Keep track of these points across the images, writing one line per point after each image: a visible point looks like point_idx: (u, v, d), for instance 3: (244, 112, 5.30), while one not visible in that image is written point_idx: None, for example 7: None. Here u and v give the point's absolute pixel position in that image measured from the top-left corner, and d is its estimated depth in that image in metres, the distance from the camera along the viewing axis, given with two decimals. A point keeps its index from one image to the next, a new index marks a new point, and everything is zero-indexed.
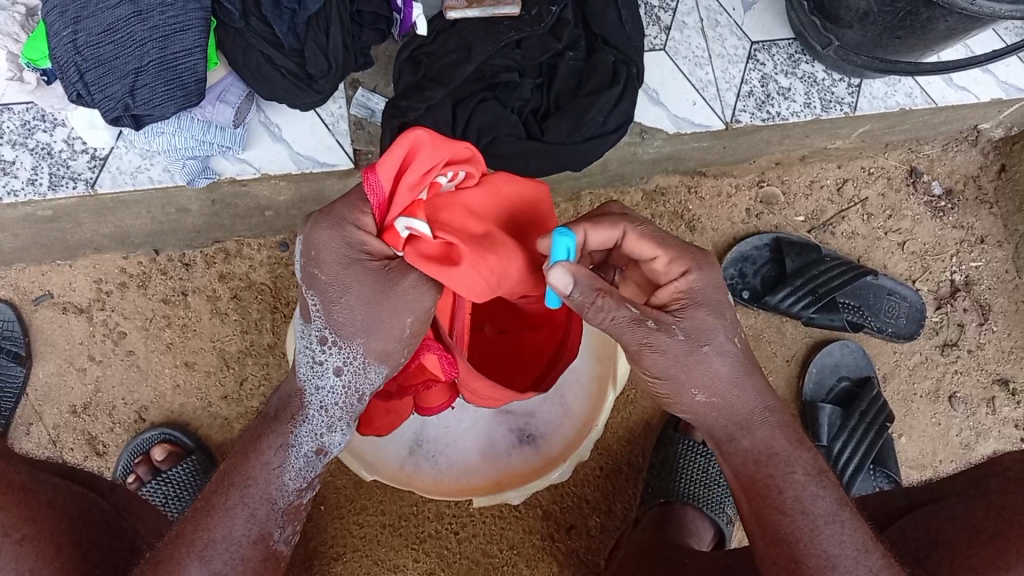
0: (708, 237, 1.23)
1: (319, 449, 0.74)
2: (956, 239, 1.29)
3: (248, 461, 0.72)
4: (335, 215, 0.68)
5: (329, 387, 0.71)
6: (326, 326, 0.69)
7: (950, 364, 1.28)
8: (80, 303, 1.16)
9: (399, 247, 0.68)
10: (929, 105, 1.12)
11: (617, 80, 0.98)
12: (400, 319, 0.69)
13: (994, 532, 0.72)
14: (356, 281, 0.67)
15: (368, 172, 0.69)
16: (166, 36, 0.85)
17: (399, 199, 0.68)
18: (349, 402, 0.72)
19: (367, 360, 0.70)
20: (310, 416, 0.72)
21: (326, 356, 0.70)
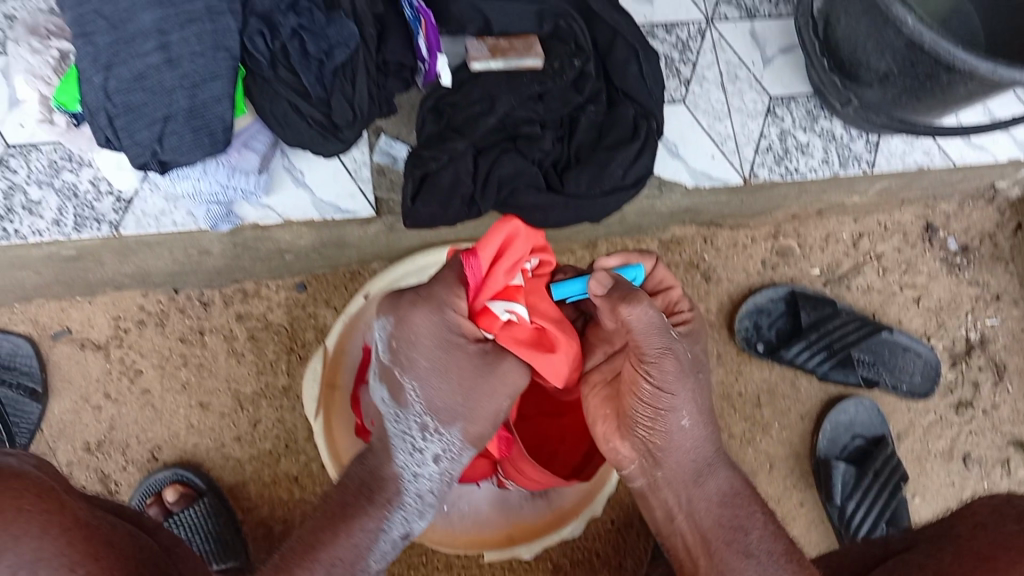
0: (723, 288, 1.24)
1: (404, 533, 0.79)
2: (971, 296, 1.29)
3: (337, 536, 0.73)
4: (435, 298, 0.75)
5: (425, 474, 0.79)
6: (428, 415, 0.77)
7: (965, 423, 1.27)
8: (98, 339, 1.17)
9: (493, 331, 0.77)
10: (947, 164, 1.13)
11: (637, 135, 1.00)
12: (494, 400, 0.78)
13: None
14: (456, 366, 0.76)
15: (471, 255, 0.77)
16: (195, 85, 0.85)
17: (495, 286, 0.77)
18: (439, 488, 0.81)
19: (462, 446, 0.79)
20: (405, 501, 0.78)
21: (426, 442, 0.78)
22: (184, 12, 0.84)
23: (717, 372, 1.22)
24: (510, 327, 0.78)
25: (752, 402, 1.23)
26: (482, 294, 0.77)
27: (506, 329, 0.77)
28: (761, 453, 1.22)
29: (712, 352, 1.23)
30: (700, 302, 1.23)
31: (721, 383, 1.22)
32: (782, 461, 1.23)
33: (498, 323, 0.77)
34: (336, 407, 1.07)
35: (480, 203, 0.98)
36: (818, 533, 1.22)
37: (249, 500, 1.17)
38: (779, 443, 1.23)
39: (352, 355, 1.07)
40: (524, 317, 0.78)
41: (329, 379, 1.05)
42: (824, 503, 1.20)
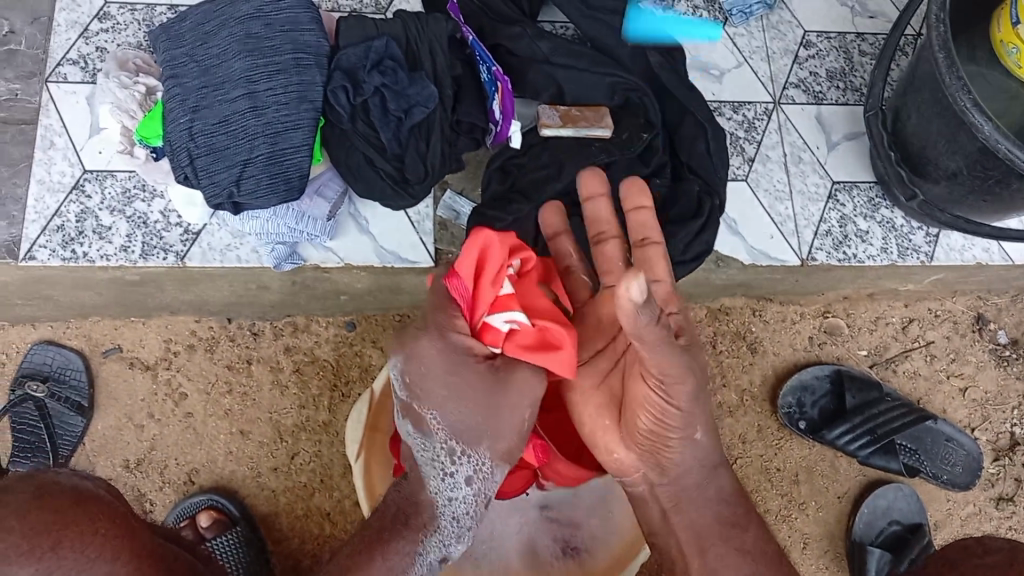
0: (768, 361, 1.23)
1: (441, 557, 0.76)
2: (1019, 390, 1.28)
3: (373, 560, 0.71)
4: (434, 324, 0.72)
5: (459, 497, 0.75)
6: (456, 437, 0.73)
7: (1004, 518, 1.25)
8: (147, 359, 1.18)
9: (499, 343, 0.74)
10: (1006, 262, 1.13)
11: (701, 213, 1.00)
12: (515, 411, 0.74)
13: None
14: (472, 385, 0.72)
15: (453, 277, 0.74)
16: (277, 133, 0.88)
17: (488, 297, 0.74)
18: (474, 511, 0.76)
19: (494, 464, 0.75)
20: (440, 527, 0.75)
21: (457, 467, 0.74)
22: (273, 63, 0.89)
23: (756, 446, 1.22)
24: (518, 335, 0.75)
25: (790, 478, 1.22)
26: (477, 312, 0.74)
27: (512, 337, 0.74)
28: (795, 531, 1.21)
29: (752, 424, 1.22)
30: (743, 373, 1.23)
31: (759, 456, 1.22)
32: (816, 541, 1.22)
33: (502, 334, 0.74)
34: (378, 449, 1.04)
35: None
36: None
37: (279, 532, 1.18)
38: (813, 522, 1.22)
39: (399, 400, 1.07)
40: (526, 323, 0.75)
41: (372, 422, 1.04)
42: None
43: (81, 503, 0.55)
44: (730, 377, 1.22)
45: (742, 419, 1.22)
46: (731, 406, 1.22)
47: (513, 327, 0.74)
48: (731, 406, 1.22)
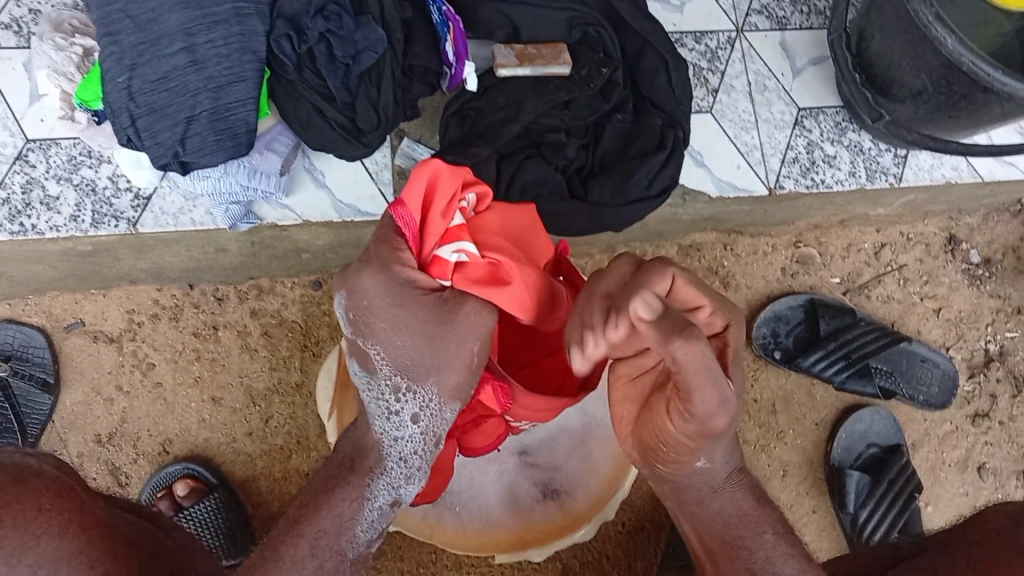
0: (742, 294, 1.22)
1: (394, 500, 0.73)
2: (992, 308, 1.28)
3: (318, 511, 0.69)
4: (376, 256, 0.67)
5: (406, 436, 0.71)
6: (399, 374, 0.68)
7: (980, 434, 1.26)
8: (111, 332, 1.15)
9: (447, 277, 0.71)
10: (976, 178, 1.12)
11: (663, 146, 0.98)
12: (466, 347, 0.69)
13: None
14: (416, 319, 0.67)
15: (399, 205, 0.70)
16: (219, 87, 0.85)
17: (436, 227, 0.71)
18: (427, 449, 0.72)
19: (442, 401, 0.70)
20: (388, 468, 0.71)
21: (402, 406, 0.69)
22: (211, 14, 0.84)
23: None
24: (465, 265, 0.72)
25: (767, 408, 1.22)
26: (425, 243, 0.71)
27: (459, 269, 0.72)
28: (774, 459, 1.22)
29: None
30: None
31: None
32: (796, 468, 1.23)
33: (449, 265, 0.72)
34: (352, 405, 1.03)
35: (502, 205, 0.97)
36: (828, 540, 1.22)
37: (259, 495, 1.17)
38: (793, 450, 1.23)
39: None
40: (475, 255, 0.73)
41: (342, 379, 1.02)
42: (836, 511, 1.20)
43: (22, 481, 0.57)
44: None
45: None
46: None
47: (460, 256, 0.72)
48: None
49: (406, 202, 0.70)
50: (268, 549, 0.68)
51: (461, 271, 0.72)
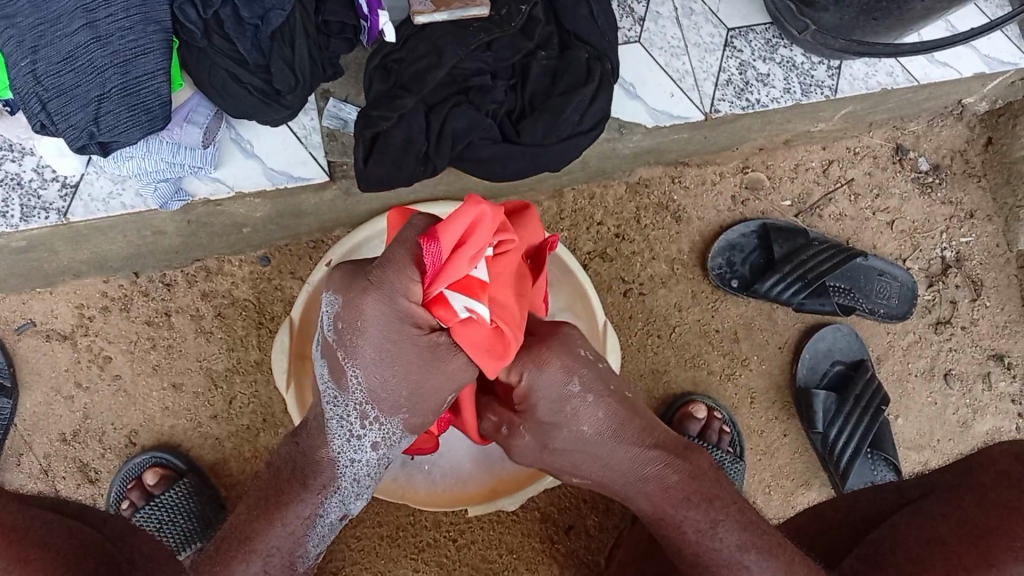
0: (694, 226, 1.22)
1: (342, 513, 0.80)
2: (945, 215, 1.28)
3: (268, 526, 0.75)
4: (386, 284, 0.65)
5: (362, 460, 0.77)
6: (368, 405, 0.72)
7: (944, 341, 1.27)
8: (63, 329, 1.13)
9: (446, 323, 0.68)
10: (911, 83, 1.13)
11: (591, 78, 0.97)
12: (439, 387, 0.72)
13: (985, 528, 0.68)
14: (400, 363, 0.69)
15: (431, 239, 0.65)
16: (127, 61, 0.83)
17: (457, 276, 0.66)
18: (377, 471, 0.79)
19: (403, 433, 0.76)
20: (341, 485, 0.78)
21: (364, 431, 0.75)
22: None
23: (693, 312, 1.21)
24: (470, 324, 0.69)
25: (730, 337, 1.22)
26: (438, 282, 0.66)
27: (463, 326, 0.68)
28: (741, 388, 1.23)
29: (686, 291, 1.21)
30: (671, 243, 1.21)
31: (697, 320, 1.21)
32: (763, 394, 1.23)
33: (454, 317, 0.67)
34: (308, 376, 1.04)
35: (435, 157, 0.95)
36: (802, 462, 1.23)
37: (231, 477, 1.16)
38: (759, 376, 1.23)
39: None
40: (483, 317, 0.69)
41: (298, 350, 1.02)
42: (806, 431, 1.21)
43: None
44: (658, 249, 1.20)
45: (676, 288, 1.21)
46: (663, 277, 1.21)
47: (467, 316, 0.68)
48: (663, 277, 1.21)
49: (438, 239, 0.65)
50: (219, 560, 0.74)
51: (464, 331, 0.69)
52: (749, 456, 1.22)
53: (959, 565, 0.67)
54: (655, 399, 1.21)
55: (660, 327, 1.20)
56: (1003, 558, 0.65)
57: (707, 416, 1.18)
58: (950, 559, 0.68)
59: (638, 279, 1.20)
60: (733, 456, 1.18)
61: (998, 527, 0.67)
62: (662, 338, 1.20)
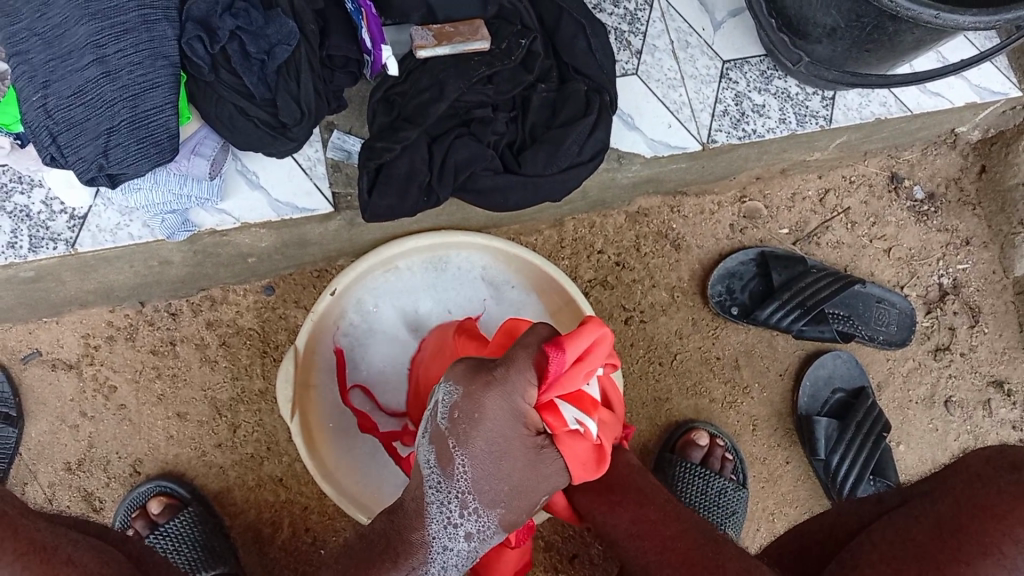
0: (694, 254, 1.23)
1: None
2: (941, 242, 1.29)
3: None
4: (510, 382, 0.70)
5: (455, 548, 0.75)
6: (471, 492, 0.73)
7: (944, 368, 1.28)
8: (69, 359, 1.14)
9: (557, 428, 0.74)
10: (904, 112, 1.15)
11: (590, 109, 0.99)
12: (540, 485, 0.74)
13: (957, 526, 0.68)
14: (510, 454, 0.71)
15: (562, 352, 0.70)
16: (136, 95, 0.85)
17: (568, 387, 0.73)
18: (464, 562, 0.77)
19: (497, 530, 0.76)
20: (428, 569, 0.75)
21: (463, 522, 0.74)
22: (118, 23, 0.84)
23: (694, 339, 1.22)
24: (575, 435, 0.75)
25: (730, 364, 1.23)
26: (554, 391, 0.72)
27: (569, 436, 0.74)
28: (743, 415, 1.23)
29: (687, 319, 1.22)
30: (671, 271, 1.22)
31: (698, 348, 1.22)
32: (765, 421, 1.24)
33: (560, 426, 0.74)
34: (309, 401, 1.06)
35: (438, 189, 0.97)
36: (805, 489, 1.24)
37: (234, 505, 1.16)
38: (760, 404, 1.24)
39: (326, 355, 1.08)
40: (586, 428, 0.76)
41: (302, 379, 1.04)
42: (808, 458, 1.21)
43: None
44: (658, 277, 1.22)
45: (677, 315, 1.22)
46: (663, 304, 1.22)
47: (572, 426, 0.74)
48: (664, 304, 1.22)
49: (564, 349, 0.70)
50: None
51: (570, 443, 0.75)
52: (753, 484, 1.23)
53: (932, 561, 0.67)
54: (657, 427, 1.21)
55: (661, 354, 1.21)
56: (973, 553, 0.65)
57: (710, 443, 1.19)
58: (923, 557, 0.68)
59: (639, 307, 1.21)
60: (735, 484, 1.19)
61: (967, 524, 0.68)
62: (663, 365, 1.21)
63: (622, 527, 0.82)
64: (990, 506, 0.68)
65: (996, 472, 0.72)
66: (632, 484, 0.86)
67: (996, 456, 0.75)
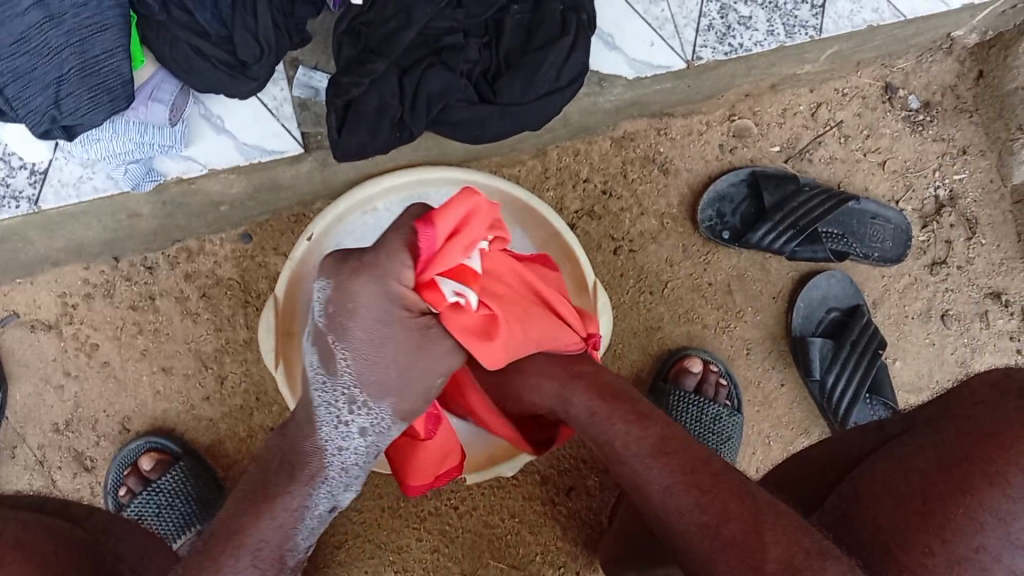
0: (682, 179, 1.19)
1: (332, 507, 0.74)
2: (937, 152, 1.25)
3: (257, 515, 0.68)
4: (378, 269, 0.72)
5: (351, 448, 0.74)
6: (357, 387, 0.72)
7: (940, 282, 1.25)
8: (48, 319, 1.10)
9: (439, 306, 0.75)
10: (897, 18, 1.11)
11: (567, 30, 0.94)
12: (431, 371, 0.76)
13: (962, 455, 0.64)
14: (390, 342, 0.72)
15: (429, 228, 0.73)
16: (83, 40, 0.80)
17: (448, 262, 0.75)
18: (364, 461, 0.76)
19: (392, 420, 0.76)
20: (329, 476, 0.73)
21: (353, 417, 0.73)
22: None
23: (685, 266, 1.19)
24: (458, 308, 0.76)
25: (723, 290, 1.21)
26: (432, 268, 0.74)
27: (453, 310, 0.76)
28: (737, 339, 1.21)
29: (677, 246, 1.19)
30: (659, 197, 1.19)
31: (689, 275, 1.20)
32: (759, 344, 1.22)
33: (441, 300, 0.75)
34: (294, 354, 1.01)
35: (412, 124, 0.93)
36: (801, 410, 1.23)
37: (227, 458, 1.14)
38: (753, 327, 1.22)
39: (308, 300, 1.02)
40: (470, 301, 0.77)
41: (283, 328, 0.99)
42: (803, 379, 1.19)
43: None
44: (646, 205, 1.18)
45: (667, 243, 1.19)
46: (652, 232, 1.19)
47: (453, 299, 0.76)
48: (653, 232, 1.19)
49: (434, 225, 0.73)
50: (207, 556, 0.64)
51: (454, 316, 0.76)
52: (748, 408, 1.22)
53: (936, 493, 0.63)
54: (651, 356, 1.19)
55: (652, 283, 1.19)
56: (979, 483, 0.62)
57: (703, 369, 1.17)
58: (926, 488, 0.64)
59: (628, 236, 1.18)
60: (730, 409, 1.17)
61: (972, 451, 0.63)
62: (654, 294, 1.19)
63: (641, 451, 0.70)
64: (995, 432, 0.63)
65: (999, 395, 0.67)
66: (643, 407, 0.75)
67: (1000, 378, 0.69)
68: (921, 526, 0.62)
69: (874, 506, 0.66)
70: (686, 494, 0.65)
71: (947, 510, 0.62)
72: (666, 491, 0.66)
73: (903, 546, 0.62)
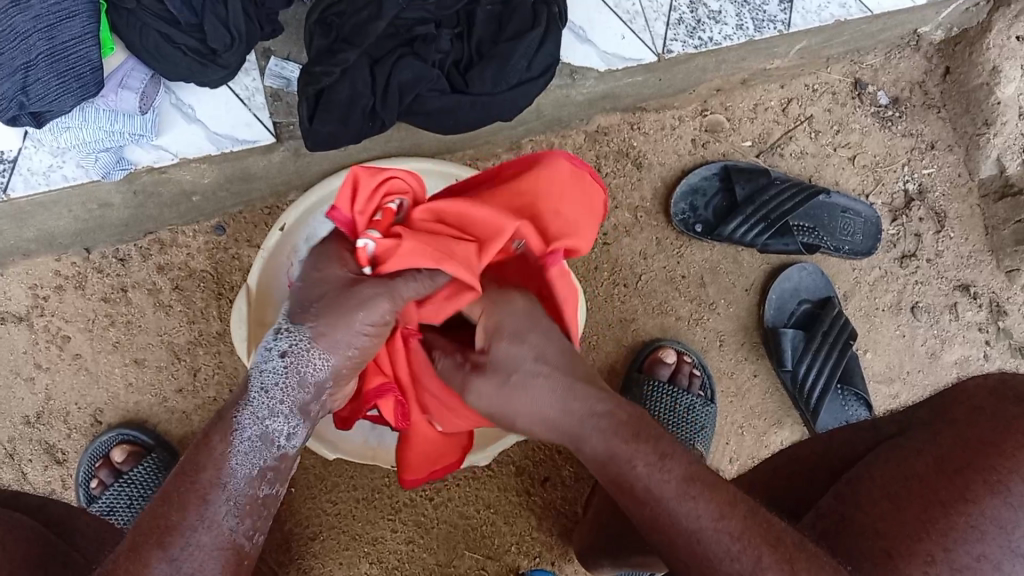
0: (656, 172, 1.20)
1: (269, 438, 0.67)
2: (906, 147, 1.27)
3: (200, 449, 0.66)
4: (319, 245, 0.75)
5: (272, 370, 0.68)
6: (284, 316, 0.69)
7: (910, 275, 1.27)
8: (18, 311, 1.09)
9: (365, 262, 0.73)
10: (864, 13, 1.15)
11: (538, 22, 0.95)
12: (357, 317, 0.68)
13: (963, 463, 0.63)
14: (327, 280, 0.70)
15: (332, 208, 0.76)
16: (51, 26, 0.80)
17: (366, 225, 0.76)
18: (298, 388, 0.68)
19: (315, 345, 0.68)
20: (254, 401, 0.67)
21: (273, 341, 0.68)
22: None
23: (658, 259, 1.20)
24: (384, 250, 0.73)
25: (696, 282, 1.21)
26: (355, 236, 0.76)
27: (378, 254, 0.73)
28: (710, 331, 1.22)
29: (651, 239, 1.20)
30: (633, 191, 1.20)
31: (663, 268, 1.20)
32: (732, 336, 1.23)
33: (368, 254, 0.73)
34: None
35: (383, 111, 0.94)
36: (773, 401, 1.24)
37: None
38: (726, 319, 1.23)
39: (279, 291, 1.02)
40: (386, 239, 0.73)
41: (257, 316, 0.99)
42: (775, 370, 1.21)
43: None
44: (620, 198, 1.19)
45: (641, 236, 1.20)
46: (627, 225, 1.19)
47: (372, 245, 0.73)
48: (627, 225, 1.19)
49: (336, 205, 0.76)
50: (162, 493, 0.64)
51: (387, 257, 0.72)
52: (721, 400, 1.23)
53: (936, 501, 0.62)
54: (625, 347, 1.20)
55: (625, 276, 1.19)
56: (979, 492, 0.61)
57: (677, 360, 1.19)
58: (924, 496, 0.63)
59: (602, 229, 1.19)
60: (703, 399, 1.19)
61: (974, 460, 0.63)
62: (628, 287, 1.19)
63: (673, 487, 0.65)
64: (997, 443, 0.63)
65: (998, 403, 0.66)
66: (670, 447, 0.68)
67: (997, 384, 0.69)
68: (922, 535, 0.61)
69: (874, 509, 0.64)
70: (719, 539, 0.61)
71: (949, 517, 0.61)
72: (699, 530, 0.62)
73: (902, 552, 0.60)
